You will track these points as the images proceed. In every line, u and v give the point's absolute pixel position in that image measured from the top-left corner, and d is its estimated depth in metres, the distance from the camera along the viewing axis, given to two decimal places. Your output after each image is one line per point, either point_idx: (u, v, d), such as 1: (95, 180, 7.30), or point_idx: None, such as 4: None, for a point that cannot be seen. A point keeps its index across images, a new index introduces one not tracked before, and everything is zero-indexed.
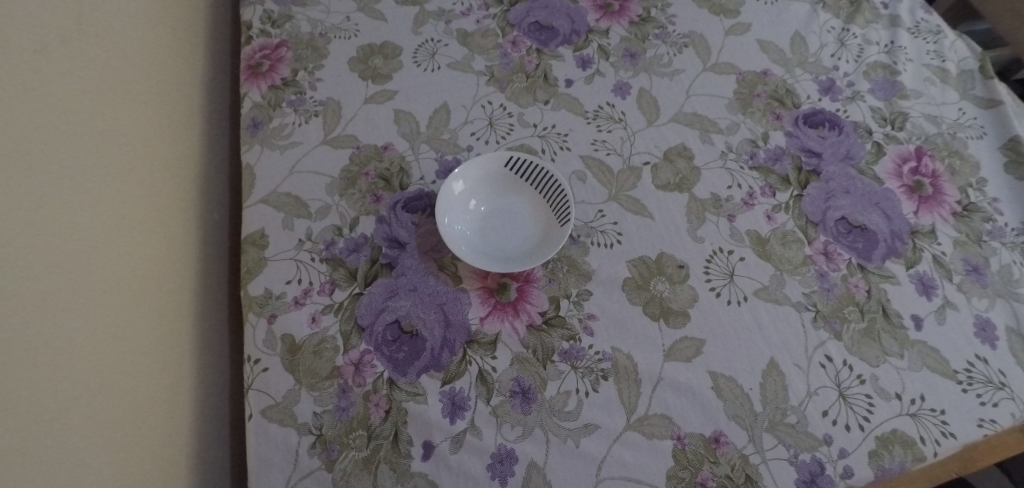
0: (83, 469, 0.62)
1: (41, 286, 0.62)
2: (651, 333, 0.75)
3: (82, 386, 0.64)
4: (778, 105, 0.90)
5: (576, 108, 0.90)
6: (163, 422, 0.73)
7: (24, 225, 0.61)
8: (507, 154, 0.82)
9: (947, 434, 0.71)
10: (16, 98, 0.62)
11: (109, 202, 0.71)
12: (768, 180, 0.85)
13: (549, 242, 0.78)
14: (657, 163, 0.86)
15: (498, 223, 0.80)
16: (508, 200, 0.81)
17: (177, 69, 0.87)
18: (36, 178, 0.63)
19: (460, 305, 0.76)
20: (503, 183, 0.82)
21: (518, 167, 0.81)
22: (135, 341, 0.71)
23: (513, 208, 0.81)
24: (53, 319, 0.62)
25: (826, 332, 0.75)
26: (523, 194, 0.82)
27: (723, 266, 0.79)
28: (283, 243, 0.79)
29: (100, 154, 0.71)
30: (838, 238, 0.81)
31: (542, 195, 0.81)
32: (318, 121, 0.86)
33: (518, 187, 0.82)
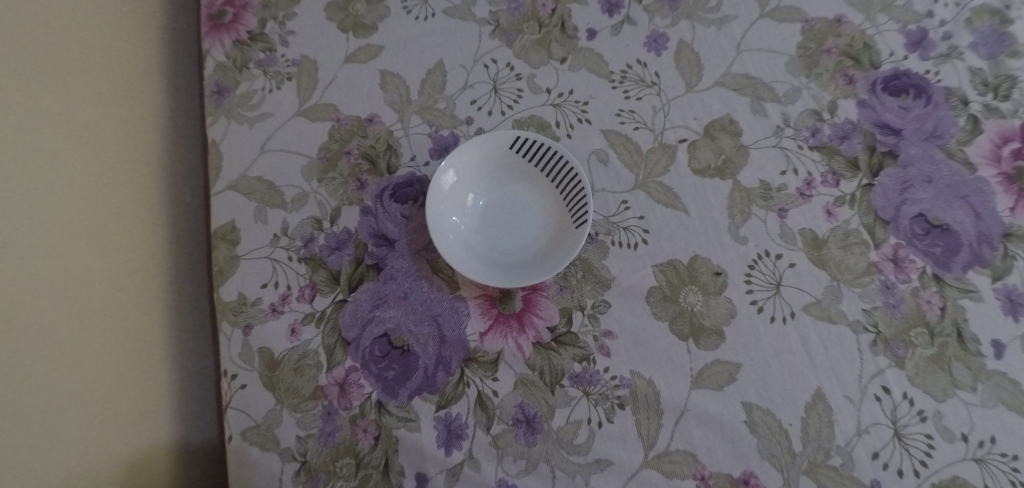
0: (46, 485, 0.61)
1: None
2: (678, 356, 0.65)
3: (57, 417, 0.62)
4: (852, 63, 0.73)
5: (600, 68, 0.74)
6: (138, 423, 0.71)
7: None
8: (512, 133, 0.68)
9: (1017, 484, 0.61)
10: None
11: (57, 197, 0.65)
12: (832, 164, 0.70)
13: (563, 245, 0.66)
14: (696, 140, 0.71)
15: (501, 220, 0.68)
16: (514, 191, 0.69)
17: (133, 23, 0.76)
18: None
19: (457, 316, 0.66)
20: (509, 169, 0.69)
21: (526, 149, 0.68)
22: (99, 350, 0.67)
23: (520, 201, 0.69)
24: (16, 368, 0.59)
25: (885, 359, 0.64)
26: (531, 184, 0.69)
27: (769, 274, 0.67)
28: (256, 239, 0.69)
29: (50, 160, 0.64)
30: (912, 241, 0.67)
31: (555, 184, 0.69)
32: (291, 86, 0.74)
33: (526, 174, 0.69)
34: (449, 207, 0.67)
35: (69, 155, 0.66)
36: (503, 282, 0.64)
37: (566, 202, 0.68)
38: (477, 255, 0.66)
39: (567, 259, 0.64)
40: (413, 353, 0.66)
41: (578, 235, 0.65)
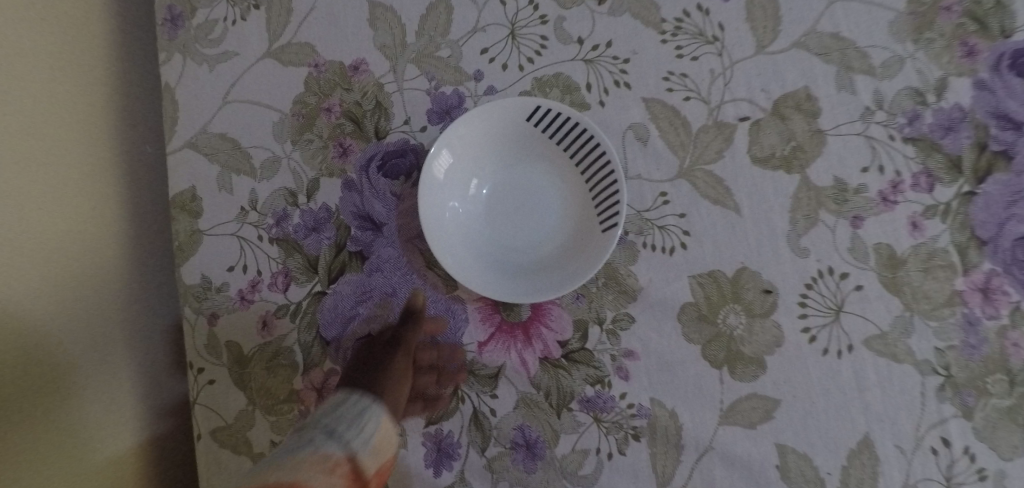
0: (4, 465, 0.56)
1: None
2: (707, 385, 0.55)
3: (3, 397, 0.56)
4: (976, 29, 0.57)
5: (649, 13, 0.59)
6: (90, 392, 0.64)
7: None
8: (530, 101, 0.54)
9: None
10: None
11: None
12: (927, 162, 0.56)
13: (586, 248, 0.55)
14: (760, 120, 0.58)
15: (510, 214, 0.57)
16: (527, 177, 0.57)
17: None
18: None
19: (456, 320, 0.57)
20: (523, 150, 0.57)
21: (547, 122, 0.55)
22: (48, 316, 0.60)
23: (535, 190, 0.57)
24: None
25: (952, 407, 0.55)
26: (550, 169, 0.57)
27: (829, 297, 0.55)
28: (221, 211, 0.59)
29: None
30: (1012, 269, 0.55)
31: (581, 168, 0.56)
32: (260, 17, 0.60)
33: (544, 155, 0.57)
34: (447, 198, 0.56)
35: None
36: (508, 296, 0.54)
37: (590, 202, 0.56)
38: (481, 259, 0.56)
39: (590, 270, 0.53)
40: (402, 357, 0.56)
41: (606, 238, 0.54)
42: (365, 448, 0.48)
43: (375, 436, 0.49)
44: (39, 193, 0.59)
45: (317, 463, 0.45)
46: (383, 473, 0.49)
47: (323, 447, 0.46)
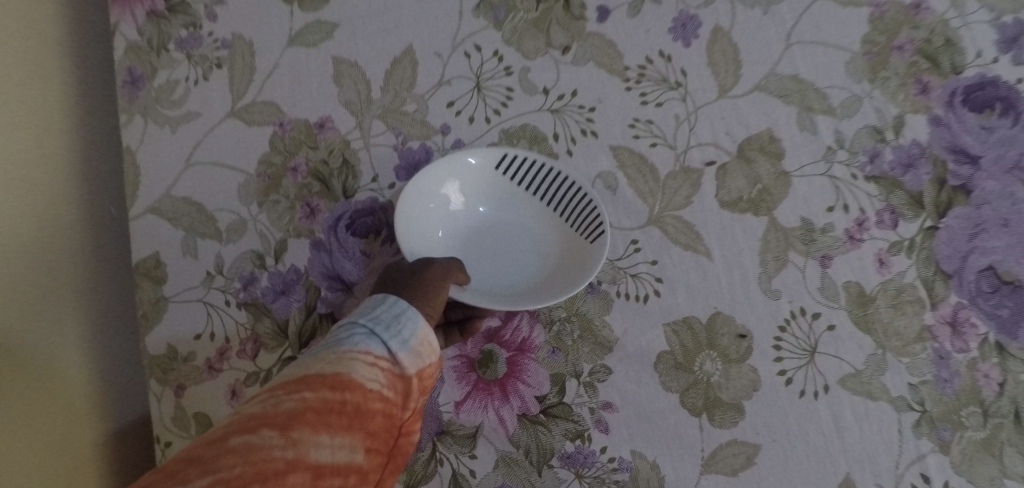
0: None
1: None
2: (687, 433, 0.55)
3: None
4: (929, 67, 0.59)
5: (612, 62, 0.59)
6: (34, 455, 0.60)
7: None
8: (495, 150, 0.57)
9: None
10: None
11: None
12: (891, 199, 0.57)
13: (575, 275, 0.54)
14: (726, 163, 0.58)
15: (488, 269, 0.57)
16: (502, 233, 0.58)
17: None
18: None
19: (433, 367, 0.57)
20: (496, 204, 0.58)
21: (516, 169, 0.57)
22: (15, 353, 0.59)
23: (511, 245, 0.58)
24: None
25: (928, 442, 0.55)
26: (525, 221, 0.58)
27: (803, 338, 0.56)
28: (186, 277, 0.58)
29: None
30: (977, 300, 0.56)
31: (556, 210, 0.57)
32: (222, 76, 0.59)
33: (517, 204, 0.58)
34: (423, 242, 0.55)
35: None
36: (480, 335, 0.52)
37: (566, 250, 0.56)
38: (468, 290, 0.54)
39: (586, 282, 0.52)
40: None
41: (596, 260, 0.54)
42: (405, 349, 0.42)
43: (417, 336, 0.43)
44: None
45: (362, 359, 0.40)
46: (428, 376, 0.44)
47: (365, 343, 0.41)
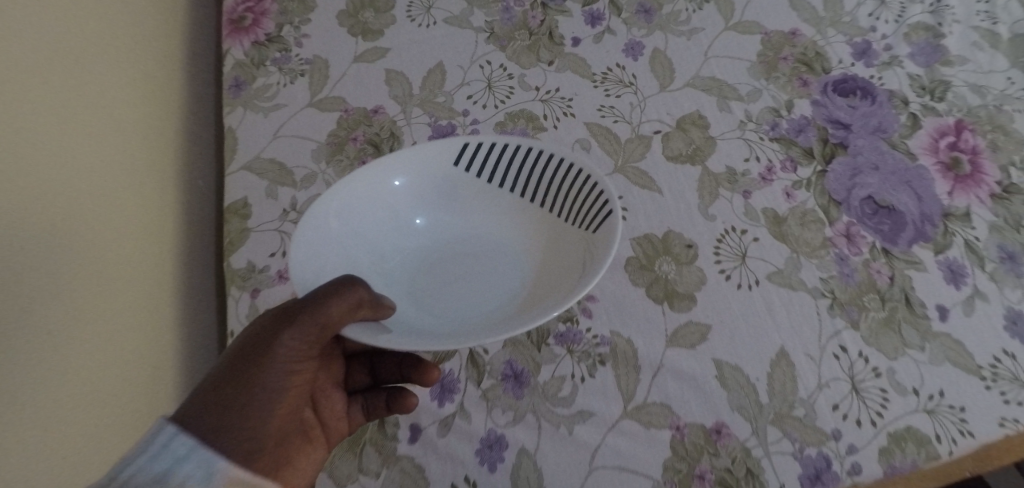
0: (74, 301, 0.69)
1: (114, 168, 0.78)
2: (654, 316, 0.71)
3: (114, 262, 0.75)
4: (807, 69, 0.83)
5: (583, 70, 0.84)
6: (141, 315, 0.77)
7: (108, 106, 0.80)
8: (461, 141, 0.69)
9: (965, 432, 0.66)
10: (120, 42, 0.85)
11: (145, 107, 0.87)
12: (790, 152, 0.78)
13: (551, 293, 0.60)
14: (669, 132, 0.80)
15: (417, 283, 0.65)
16: (445, 242, 0.68)
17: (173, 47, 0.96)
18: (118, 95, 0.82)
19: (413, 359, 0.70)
20: (453, 192, 0.70)
21: (491, 156, 0.69)
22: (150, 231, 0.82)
23: (445, 256, 0.67)
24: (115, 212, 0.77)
25: (841, 320, 0.70)
26: (483, 221, 0.70)
27: (735, 247, 0.74)
28: (267, 214, 0.76)
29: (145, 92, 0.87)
30: (862, 219, 0.75)
31: (538, 201, 0.69)
32: (304, 81, 0.83)
33: (478, 197, 0.70)
34: (350, 242, 0.63)
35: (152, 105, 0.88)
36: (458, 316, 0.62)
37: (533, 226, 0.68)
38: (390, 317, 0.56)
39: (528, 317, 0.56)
40: (355, 399, 0.70)
41: (584, 272, 0.59)
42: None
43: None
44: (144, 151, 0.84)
45: None
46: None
47: None
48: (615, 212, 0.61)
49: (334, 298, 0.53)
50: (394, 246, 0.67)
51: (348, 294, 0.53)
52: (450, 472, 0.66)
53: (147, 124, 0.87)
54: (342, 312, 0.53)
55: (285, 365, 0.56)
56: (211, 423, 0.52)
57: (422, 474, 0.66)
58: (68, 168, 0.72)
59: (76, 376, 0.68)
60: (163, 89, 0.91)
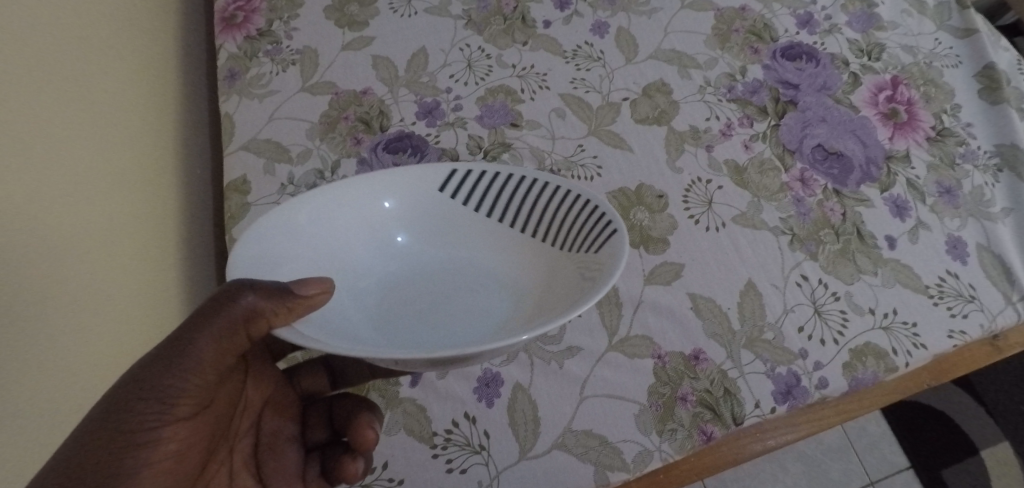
0: (77, 229, 0.73)
1: (114, 125, 0.83)
2: (631, 259, 0.77)
3: (110, 212, 0.79)
4: (757, 39, 0.92)
5: (554, 48, 0.92)
6: (125, 265, 0.79)
7: (117, 72, 0.86)
8: (449, 167, 0.67)
9: (918, 345, 0.72)
10: (135, 32, 0.94)
11: (149, 86, 0.93)
12: (746, 111, 0.86)
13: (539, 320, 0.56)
14: (636, 98, 0.87)
15: (391, 317, 0.61)
16: (419, 273, 0.65)
17: (171, 44, 1.02)
18: (123, 65, 0.89)
19: (357, 411, 0.66)
20: (445, 219, 0.67)
21: (479, 185, 0.67)
22: (142, 194, 0.86)
23: (420, 286, 0.64)
24: (114, 164, 0.81)
25: (802, 253, 0.76)
26: (466, 253, 0.66)
27: (702, 194, 0.80)
28: (268, 187, 0.82)
29: (153, 78, 0.95)
30: (814, 165, 0.82)
31: (529, 230, 0.66)
32: (295, 69, 0.90)
33: (461, 225, 0.67)
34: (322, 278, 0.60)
35: (157, 88, 0.95)
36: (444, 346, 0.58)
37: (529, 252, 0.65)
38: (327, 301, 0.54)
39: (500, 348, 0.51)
40: (312, 458, 0.69)
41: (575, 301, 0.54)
42: None
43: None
44: (140, 119, 0.90)
45: None
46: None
47: None
48: (620, 233, 0.57)
49: (225, 313, 0.53)
50: (367, 277, 0.63)
51: (239, 304, 0.52)
52: (451, 408, 0.71)
53: (150, 102, 0.93)
54: (238, 320, 0.53)
55: (154, 424, 0.54)
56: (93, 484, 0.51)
57: (425, 414, 0.71)
58: (75, 150, 0.75)
59: (66, 299, 0.69)
60: (167, 81, 0.98)
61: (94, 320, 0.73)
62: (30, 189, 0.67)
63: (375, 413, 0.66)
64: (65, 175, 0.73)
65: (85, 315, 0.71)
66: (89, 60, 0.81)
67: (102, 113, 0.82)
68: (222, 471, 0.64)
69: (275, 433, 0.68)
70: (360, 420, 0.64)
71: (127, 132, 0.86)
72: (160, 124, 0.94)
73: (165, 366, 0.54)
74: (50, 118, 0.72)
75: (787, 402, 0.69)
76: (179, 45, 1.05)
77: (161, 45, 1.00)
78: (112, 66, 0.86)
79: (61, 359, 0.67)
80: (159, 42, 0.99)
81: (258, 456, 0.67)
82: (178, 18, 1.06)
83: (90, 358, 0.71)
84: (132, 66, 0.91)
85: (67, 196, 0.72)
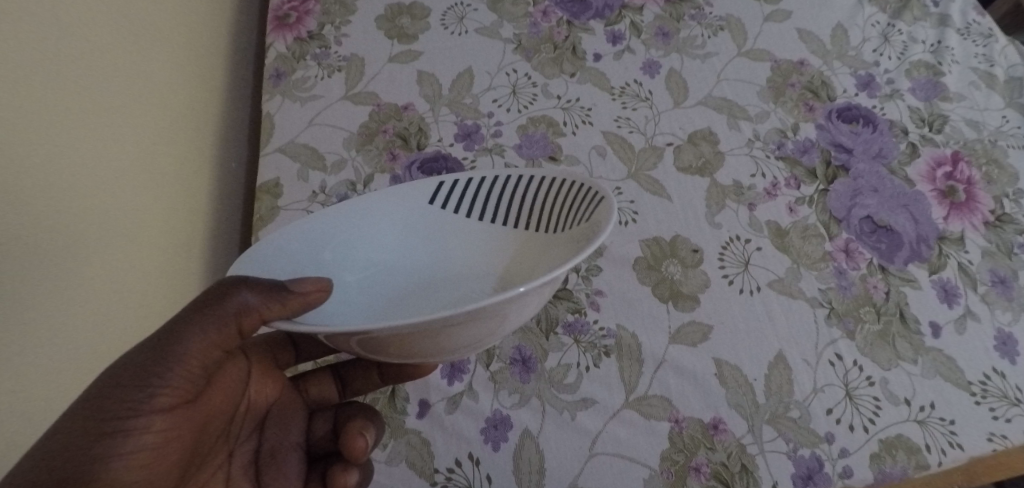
0: (106, 182, 0.70)
1: (159, 91, 0.81)
2: (658, 314, 0.74)
3: (141, 179, 0.76)
4: (813, 97, 0.88)
5: (602, 83, 0.89)
6: (145, 237, 0.76)
7: (172, 41, 0.85)
8: (434, 180, 0.67)
9: (954, 444, 0.67)
10: (197, 13, 0.93)
11: (200, 63, 0.92)
12: (794, 171, 0.82)
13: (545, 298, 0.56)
14: (680, 144, 0.84)
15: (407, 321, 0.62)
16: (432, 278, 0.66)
17: (226, 33, 1.02)
18: (179, 38, 0.88)
19: (353, 418, 0.64)
20: (443, 228, 0.67)
21: (469, 190, 0.67)
22: (173, 165, 0.83)
23: (439, 292, 0.65)
24: (153, 130, 0.79)
25: (838, 330, 0.72)
26: (474, 250, 0.67)
27: (739, 255, 0.77)
28: (296, 194, 0.80)
29: (206, 57, 0.94)
30: (861, 237, 0.78)
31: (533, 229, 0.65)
32: (340, 76, 0.89)
33: (467, 235, 0.68)
34: (347, 293, 0.61)
35: (206, 66, 0.94)
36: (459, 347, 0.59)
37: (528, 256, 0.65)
38: (323, 302, 0.54)
39: (509, 307, 0.50)
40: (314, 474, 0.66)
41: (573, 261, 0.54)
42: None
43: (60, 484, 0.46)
44: (186, 91, 0.88)
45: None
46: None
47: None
48: (608, 198, 0.56)
49: (220, 310, 0.51)
50: (383, 281, 0.64)
51: (232, 300, 0.51)
52: (455, 448, 0.68)
53: (198, 77, 0.91)
54: (231, 315, 0.51)
55: (144, 412, 0.50)
56: (71, 474, 0.47)
57: (428, 448, 0.68)
58: (115, 122, 0.72)
59: (83, 250, 0.66)
60: (218, 69, 0.97)
61: (104, 286, 0.69)
62: (62, 155, 0.64)
63: (370, 420, 0.64)
64: (104, 127, 0.70)
65: (103, 306, 0.68)
66: (146, 45, 0.79)
67: (151, 79, 0.80)
68: (219, 475, 0.60)
69: (280, 440, 0.65)
70: (351, 427, 0.63)
71: (170, 121, 0.83)
72: (204, 116, 0.92)
73: (156, 358, 0.51)
74: (102, 105, 0.70)
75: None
76: (234, 36, 1.04)
77: (219, 35, 0.99)
78: (169, 36, 0.85)
79: (77, 354, 0.64)
80: (217, 30, 0.99)
81: (259, 465, 0.63)
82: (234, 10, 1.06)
83: (100, 346, 0.68)
84: (185, 55, 0.89)
85: (100, 147, 0.70)
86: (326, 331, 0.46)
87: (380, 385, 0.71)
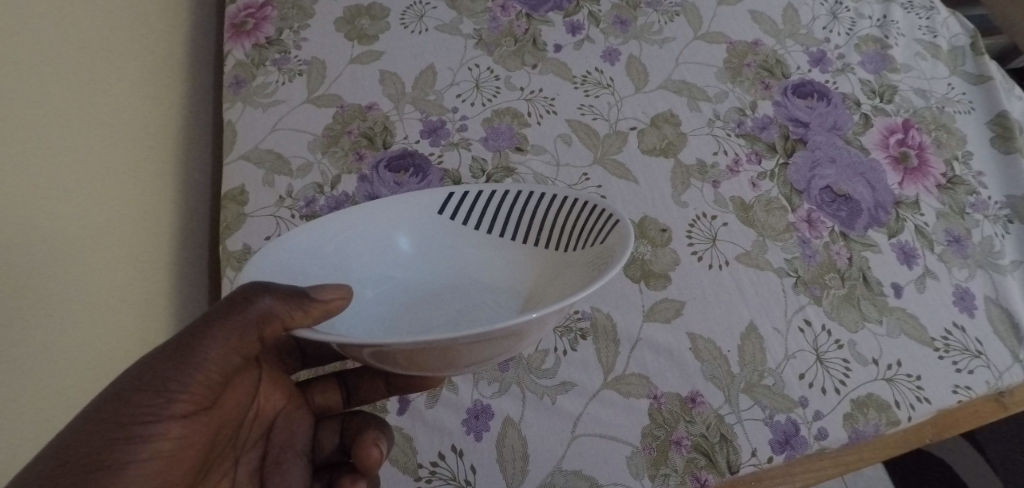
0: (54, 189, 0.69)
1: (109, 99, 0.81)
2: (631, 294, 0.75)
3: (94, 187, 0.75)
4: (768, 75, 0.91)
5: (563, 72, 0.90)
6: (105, 248, 0.75)
7: (119, 51, 0.85)
8: (444, 191, 0.66)
9: (921, 399, 0.70)
10: (147, 25, 0.93)
11: (153, 72, 0.92)
12: (755, 147, 0.85)
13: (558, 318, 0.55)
14: (644, 128, 0.86)
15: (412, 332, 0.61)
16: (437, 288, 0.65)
17: (182, 45, 1.01)
18: (129, 49, 0.87)
19: (365, 428, 0.62)
20: (446, 238, 0.66)
21: (477, 203, 0.66)
22: (130, 174, 0.82)
23: (444, 304, 0.63)
24: (105, 139, 0.78)
25: (806, 297, 0.74)
26: (481, 260, 0.66)
27: (706, 231, 0.79)
28: (263, 200, 0.80)
29: (160, 67, 0.94)
30: (822, 206, 0.80)
31: (540, 241, 0.65)
32: (301, 80, 0.89)
33: (468, 241, 0.66)
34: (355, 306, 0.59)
35: (160, 75, 0.93)
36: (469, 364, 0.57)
37: (536, 269, 0.64)
38: (343, 309, 0.52)
39: (524, 329, 0.49)
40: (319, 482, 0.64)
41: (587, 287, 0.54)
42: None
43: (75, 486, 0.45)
44: (140, 100, 0.87)
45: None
46: None
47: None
48: (623, 222, 0.57)
49: (241, 315, 0.50)
50: (388, 295, 0.62)
51: (254, 306, 0.50)
52: (438, 440, 0.69)
53: (152, 86, 0.91)
54: (253, 320, 0.50)
55: (160, 419, 0.50)
56: (84, 478, 0.46)
57: (411, 443, 0.69)
58: (60, 130, 0.71)
59: (35, 258, 0.64)
60: (175, 81, 0.97)
61: (61, 295, 0.67)
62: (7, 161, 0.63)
63: (382, 430, 0.62)
64: (48, 134, 0.70)
65: (62, 324, 0.67)
66: (91, 65, 0.78)
67: (100, 89, 0.79)
68: (224, 482, 0.60)
69: (285, 447, 0.64)
70: (364, 438, 0.61)
71: (124, 133, 0.82)
72: (162, 132, 0.91)
73: (177, 362, 0.51)
74: (45, 124, 0.69)
75: (785, 451, 0.67)
76: (191, 47, 1.03)
77: (174, 47, 0.99)
78: (117, 48, 0.84)
79: (44, 368, 0.64)
80: (172, 43, 0.99)
81: (263, 473, 0.62)
82: (189, 22, 1.05)
83: (69, 359, 0.67)
84: (137, 71, 0.88)
85: (46, 152, 0.69)
86: (339, 341, 0.46)
87: (386, 394, 0.69)
